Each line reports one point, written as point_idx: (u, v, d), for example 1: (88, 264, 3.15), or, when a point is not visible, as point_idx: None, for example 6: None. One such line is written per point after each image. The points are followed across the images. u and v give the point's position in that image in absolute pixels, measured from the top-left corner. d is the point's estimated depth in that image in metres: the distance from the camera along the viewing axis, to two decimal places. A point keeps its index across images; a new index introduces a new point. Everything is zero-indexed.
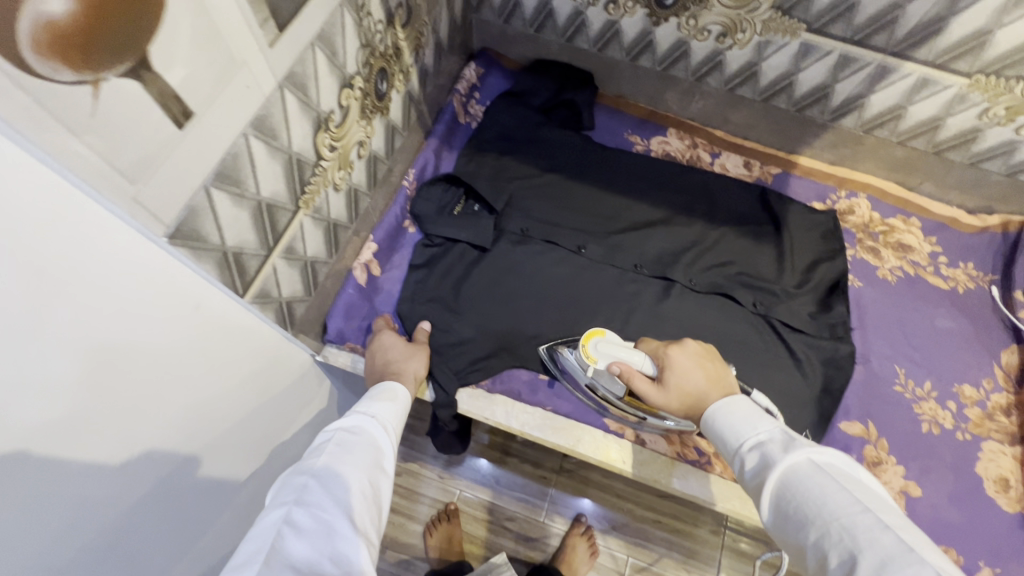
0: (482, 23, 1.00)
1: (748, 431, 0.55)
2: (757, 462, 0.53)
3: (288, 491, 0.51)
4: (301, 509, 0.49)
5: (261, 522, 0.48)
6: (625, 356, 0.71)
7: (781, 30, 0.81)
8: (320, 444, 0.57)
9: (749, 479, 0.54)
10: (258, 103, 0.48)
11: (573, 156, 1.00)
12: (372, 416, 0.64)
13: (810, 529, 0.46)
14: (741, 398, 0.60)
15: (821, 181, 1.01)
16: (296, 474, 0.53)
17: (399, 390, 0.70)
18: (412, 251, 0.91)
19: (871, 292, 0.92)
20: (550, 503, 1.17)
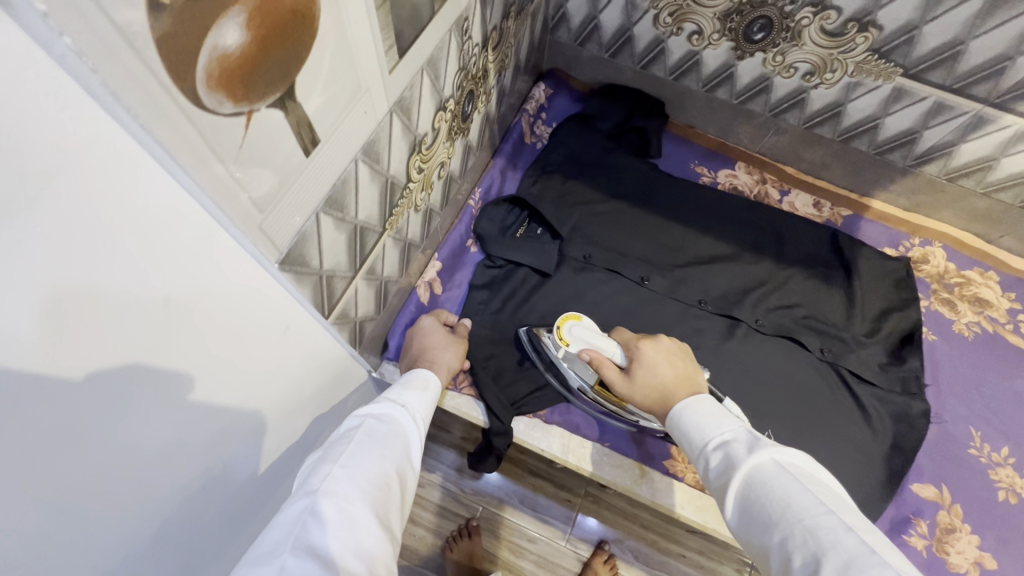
0: (556, 45, 1.00)
1: (712, 432, 0.53)
2: (721, 463, 0.50)
3: (315, 480, 0.48)
4: (327, 500, 0.46)
5: (285, 512, 0.45)
6: (599, 344, 0.71)
7: (874, 73, 0.78)
8: (348, 435, 0.55)
9: (714, 478, 0.51)
10: (371, 128, 0.47)
11: (639, 184, 0.98)
12: (401, 407, 0.62)
13: (775, 530, 0.43)
14: (707, 397, 0.57)
15: (893, 226, 0.99)
16: (324, 463, 0.51)
17: (428, 380, 0.68)
18: (474, 271, 0.91)
19: (946, 347, 0.88)
20: (574, 528, 1.14)
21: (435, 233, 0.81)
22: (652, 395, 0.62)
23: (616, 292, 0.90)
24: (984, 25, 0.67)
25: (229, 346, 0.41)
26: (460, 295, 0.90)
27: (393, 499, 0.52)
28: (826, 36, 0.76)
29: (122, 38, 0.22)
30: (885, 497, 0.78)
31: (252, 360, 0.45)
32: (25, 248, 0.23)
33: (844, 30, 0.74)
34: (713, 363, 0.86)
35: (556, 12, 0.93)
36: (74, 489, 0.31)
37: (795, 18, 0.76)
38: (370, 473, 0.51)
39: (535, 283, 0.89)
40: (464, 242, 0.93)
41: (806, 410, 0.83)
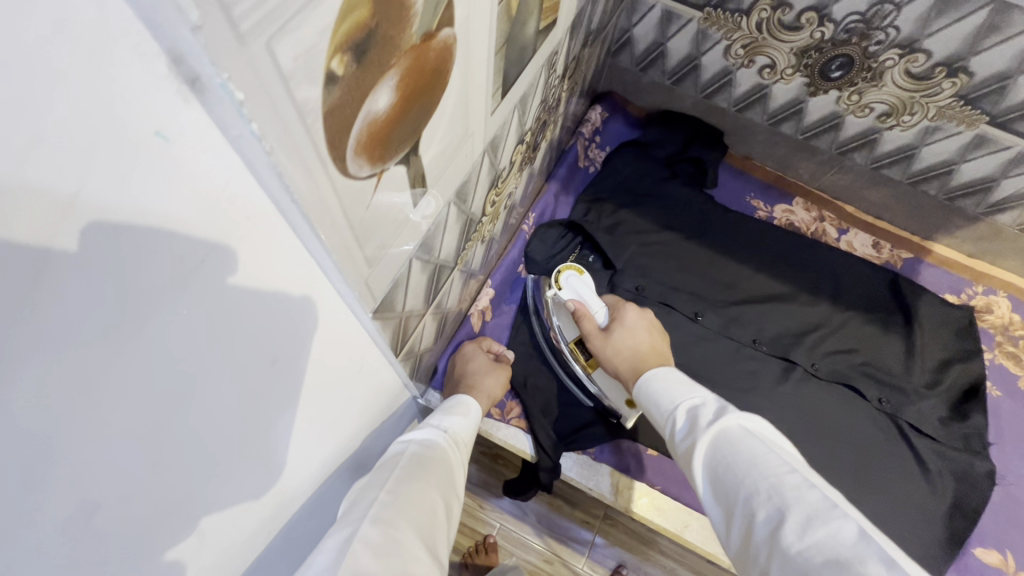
0: (616, 69, 0.98)
1: (679, 399, 0.50)
2: (688, 429, 0.47)
3: (361, 508, 0.48)
4: (376, 528, 0.46)
5: (330, 540, 0.45)
6: (588, 300, 0.69)
7: (956, 119, 0.76)
8: (392, 461, 0.55)
9: (678, 445, 0.48)
10: (467, 170, 0.45)
11: (695, 216, 0.96)
12: (443, 431, 0.61)
13: (737, 489, 0.40)
14: (676, 370, 0.55)
15: (955, 272, 0.95)
16: (370, 490, 0.51)
17: (471, 405, 0.67)
18: (523, 298, 0.89)
19: (1010, 404, 0.86)
20: (591, 551, 1.11)
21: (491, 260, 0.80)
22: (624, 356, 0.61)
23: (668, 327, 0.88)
24: None
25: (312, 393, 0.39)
26: (508, 321, 0.88)
27: (439, 528, 0.50)
28: (910, 79, 0.73)
29: (297, 115, 0.20)
30: (947, 560, 0.75)
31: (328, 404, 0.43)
32: (159, 329, 0.21)
33: (931, 74, 0.71)
34: (769, 407, 0.84)
35: (621, 37, 0.91)
36: (157, 552, 0.29)
37: (879, 59, 0.73)
38: (416, 500, 0.50)
39: None
40: (515, 266, 0.91)
41: (864, 463, 0.80)
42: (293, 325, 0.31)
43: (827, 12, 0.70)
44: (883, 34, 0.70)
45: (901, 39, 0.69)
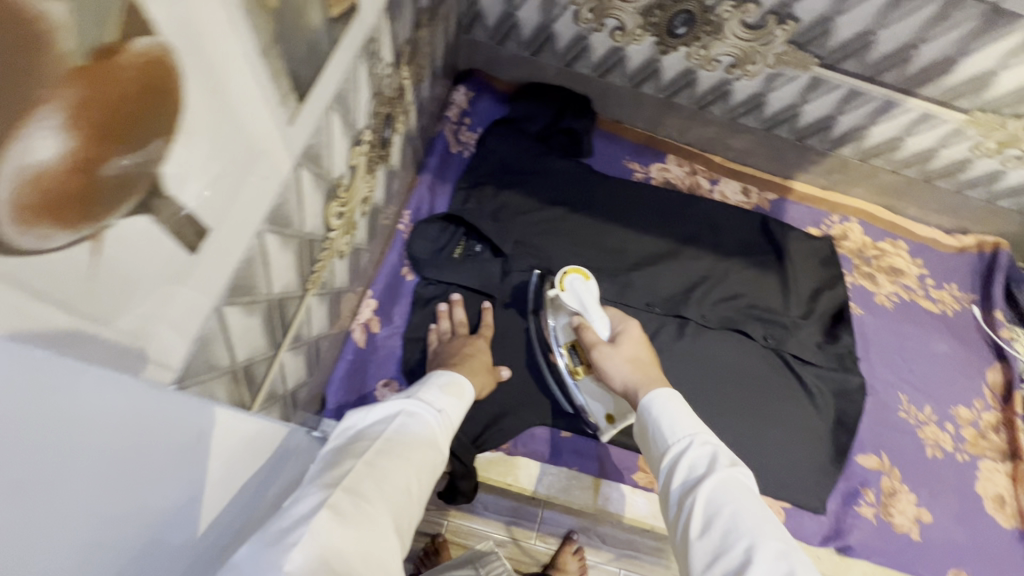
0: (473, 45, 0.92)
1: (697, 425, 0.53)
2: (703, 454, 0.50)
3: (333, 475, 0.46)
4: (346, 496, 0.43)
5: (297, 503, 0.43)
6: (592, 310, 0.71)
7: (793, 64, 0.79)
8: (376, 429, 0.51)
9: (676, 457, 0.51)
10: (275, 191, 0.39)
11: (575, 188, 0.95)
12: (437, 413, 0.57)
13: (710, 538, 0.45)
14: (677, 396, 0.56)
15: (814, 205, 1.02)
16: (345, 457, 0.48)
17: (464, 386, 0.63)
18: (413, 301, 0.83)
19: (871, 319, 0.94)
20: (540, 523, 1.16)
21: (364, 270, 0.73)
22: (630, 364, 0.62)
23: None
24: (891, 17, 0.69)
25: (215, 459, 0.38)
26: (400, 329, 0.81)
27: (408, 513, 0.48)
28: (747, 29, 0.75)
29: None
30: (835, 472, 0.82)
31: (177, 492, 0.34)
32: None
33: (764, 23, 0.74)
34: (669, 366, 0.87)
35: (469, 10, 0.85)
36: None
37: (717, 11, 0.74)
38: (390, 479, 0.47)
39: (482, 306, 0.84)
40: (398, 268, 0.84)
41: (758, 400, 0.85)
42: (38, 445, 0.22)
43: None
44: None
45: None
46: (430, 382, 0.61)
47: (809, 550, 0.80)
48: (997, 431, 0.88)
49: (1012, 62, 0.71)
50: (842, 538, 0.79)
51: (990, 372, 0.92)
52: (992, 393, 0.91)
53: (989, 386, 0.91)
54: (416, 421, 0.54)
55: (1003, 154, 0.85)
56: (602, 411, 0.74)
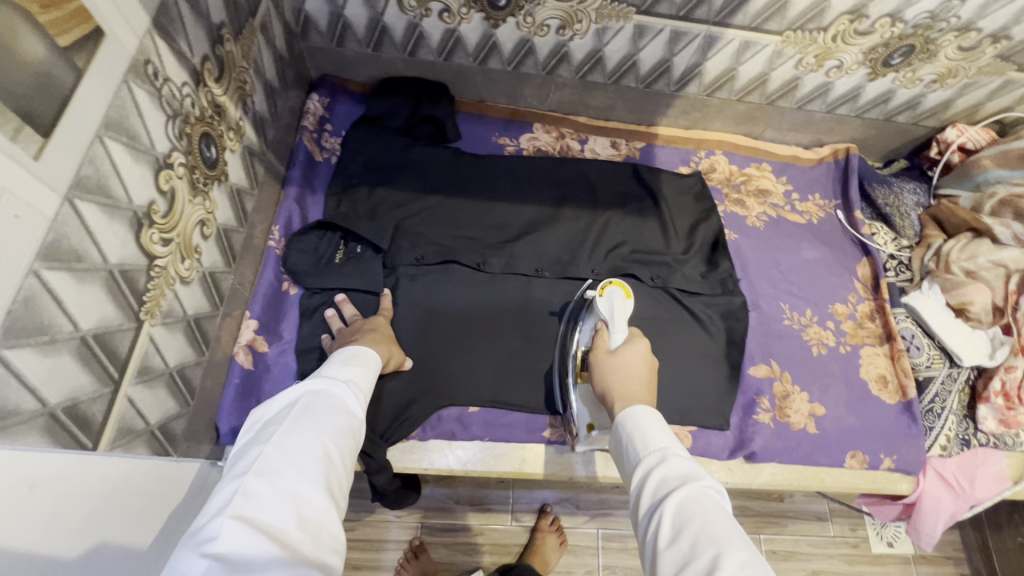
0: (315, 51, 0.92)
1: (670, 441, 0.56)
2: (672, 466, 0.52)
3: (244, 463, 0.46)
4: (260, 478, 0.44)
5: (215, 497, 0.43)
6: (615, 320, 0.75)
7: (614, 16, 0.83)
8: (282, 412, 0.52)
9: (647, 468, 0.54)
10: (43, 228, 0.39)
11: (447, 172, 0.96)
12: (342, 382, 0.58)
13: (682, 544, 0.46)
14: (657, 413, 0.60)
15: (681, 145, 1.07)
16: (254, 444, 0.49)
17: (367, 356, 0.65)
18: (300, 313, 0.82)
19: (746, 241, 1.00)
20: (514, 503, 1.24)
21: (233, 292, 0.73)
22: (616, 374, 0.66)
23: (453, 284, 0.89)
24: None
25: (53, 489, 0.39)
26: (291, 343, 0.80)
27: (336, 475, 0.49)
28: None
29: None
30: (732, 389, 0.87)
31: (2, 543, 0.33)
32: None
33: None
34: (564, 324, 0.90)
35: (297, 18, 0.85)
36: None
37: None
38: (303, 450, 0.48)
39: (370, 304, 0.85)
40: (278, 284, 0.83)
41: (653, 338, 0.89)
42: None
43: None
44: None
45: None
46: (332, 360, 0.62)
47: (718, 464, 0.85)
48: (873, 318, 0.95)
49: None
50: (746, 446, 0.84)
51: (859, 267, 0.99)
52: (863, 285, 0.98)
53: (860, 280, 0.98)
54: (321, 395, 0.55)
55: (825, 66, 0.91)
56: (585, 421, 0.78)
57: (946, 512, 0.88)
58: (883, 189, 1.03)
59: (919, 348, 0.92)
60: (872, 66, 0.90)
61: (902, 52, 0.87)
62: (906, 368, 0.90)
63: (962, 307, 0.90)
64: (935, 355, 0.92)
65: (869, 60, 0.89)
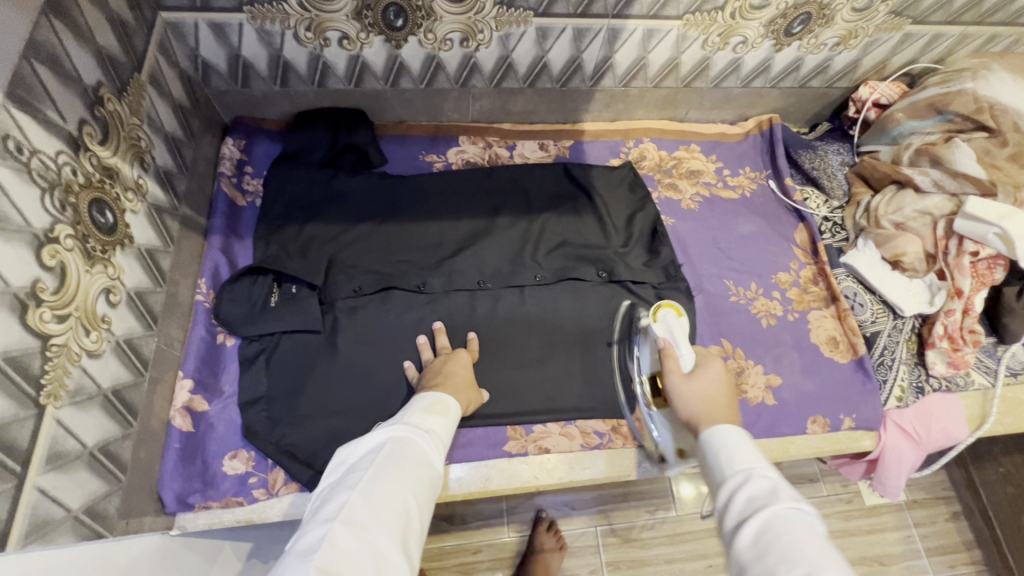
0: (221, 95, 0.90)
1: (757, 459, 0.55)
2: (759, 485, 0.52)
3: (334, 508, 0.55)
4: (347, 528, 0.52)
5: (306, 542, 0.51)
6: (676, 340, 0.78)
7: (514, 22, 0.83)
8: (368, 459, 0.61)
9: (733, 488, 0.53)
10: None
11: (377, 198, 0.95)
12: (425, 432, 0.65)
13: (768, 561, 0.46)
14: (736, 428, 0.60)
15: (610, 137, 1.07)
16: (342, 489, 0.58)
17: (448, 404, 0.71)
18: (239, 365, 0.80)
19: (683, 224, 1.00)
20: (510, 514, 1.22)
21: (158, 354, 0.71)
22: (697, 398, 0.66)
23: (395, 311, 0.88)
24: None
25: None
26: (234, 397, 0.78)
27: (411, 527, 0.56)
28: (452, 3, 0.78)
29: None
30: None
31: None
32: None
33: None
34: (511, 332, 0.89)
35: (194, 65, 0.83)
36: None
37: None
38: (388, 502, 0.56)
39: (310, 343, 0.83)
40: (212, 338, 0.80)
41: (603, 334, 0.91)
42: None
43: None
44: None
45: None
46: (414, 407, 0.69)
47: None
48: (817, 282, 0.96)
49: None
50: None
51: (797, 234, 1.00)
52: (803, 251, 0.99)
53: (800, 246, 1.00)
54: (405, 442, 0.63)
55: (730, 43, 0.92)
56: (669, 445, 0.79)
57: (909, 463, 0.90)
58: (808, 154, 1.05)
59: (862, 305, 0.93)
60: (776, 37, 0.92)
61: (800, 21, 0.89)
62: (853, 326, 0.91)
63: (896, 260, 0.91)
64: (878, 309, 0.93)
65: (771, 32, 0.91)
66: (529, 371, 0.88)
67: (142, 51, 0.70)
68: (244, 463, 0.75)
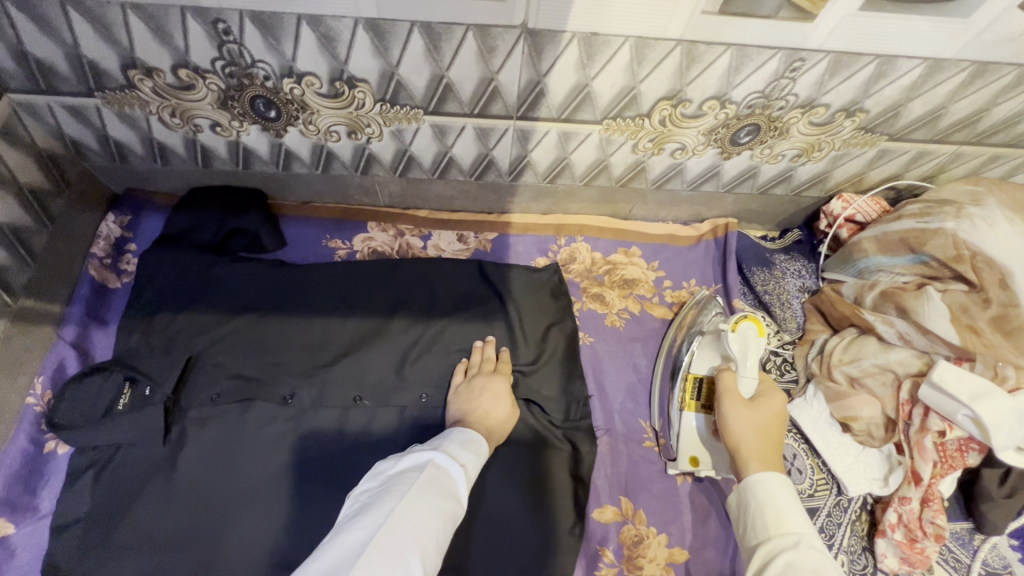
0: (102, 169, 0.83)
1: (807, 526, 0.52)
2: (800, 556, 0.49)
3: (373, 516, 0.52)
4: (387, 535, 0.51)
5: (348, 543, 0.50)
6: (739, 358, 0.69)
7: (403, 118, 0.73)
8: (412, 476, 0.57)
9: (773, 549, 0.51)
10: None
11: (260, 289, 0.84)
12: (462, 467, 0.61)
13: None
14: (789, 480, 0.56)
15: (539, 232, 0.96)
16: (385, 499, 0.54)
17: (481, 444, 0.67)
18: (63, 480, 0.72)
19: (603, 344, 0.88)
20: None
21: None
22: (755, 432, 0.62)
23: (252, 427, 0.77)
24: (443, 59, 0.63)
25: None
26: (46, 519, 0.71)
27: (435, 558, 0.53)
28: (328, 99, 0.69)
29: None
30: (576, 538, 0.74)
31: None
32: None
33: (338, 90, 0.68)
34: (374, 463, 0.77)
35: (61, 142, 0.77)
36: None
37: (286, 90, 0.68)
38: (426, 526, 0.53)
39: (149, 458, 0.74)
40: (39, 446, 0.73)
41: (482, 476, 0.76)
42: None
43: (192, 63, 0.64)
44: (260, 68, 0.65)
45: (279, 69, 0.65)
46: (453, 436, 0.65)
47: None
48: None
49: (592, 72, 0.65)
50: None
51: None
52: None
53: None
54: (443, 470, 0.59)
55: (666, 149, 0.79)
56: (686, 455, 0.77)
57: None
58: (763, 273, 0.91)
59: (802, 471, 0.78)
60: (721, 146, 0.78)
61: (747, 131, 0.75)
62: None
63: (846, 422, 0.76)
64: (819, 479, 0.78)
65: (713, 140, 0.77)
66: None
67: None
68: None
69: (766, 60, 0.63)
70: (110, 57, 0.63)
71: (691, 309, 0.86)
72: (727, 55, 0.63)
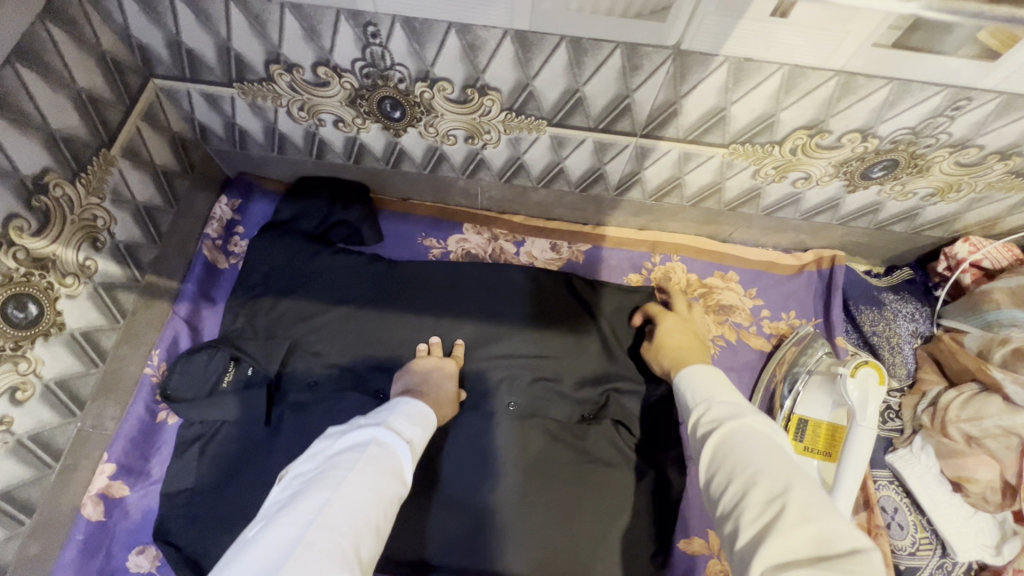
0: (221, 153, 0.86)
1: (713, 390, 0.58)
2: (714, 410, 0.55)
3: (309, 505, 0.50)
4: (323, 530, 0.48)
5: (277, 535, 0.47)
6: (856, 408, 0.69)
7: (524, 128, 0.72)
8: (350, 458, 0.56)
9: (693, 418, 0.56)
10: None
11: (359, 282, 0.85)
12: (404, 443, 0.61)
13: (721, 492, 0.47)
14: (699, 366, 0.62)
15: (633, 248, 0.94)
16: (320, 487, 0.52)
17: (428, 419, 0.67)
18: (172, 449, 0.76)
19: None
20: None
21: (78, 440, 0.70)
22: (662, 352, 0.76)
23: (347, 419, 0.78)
24: (583, 73, 0.62)
25: None
26: (157, 485, 0.75)
27: (378, 538, 0.53)
28: (455, 104, 0.69)
29: None
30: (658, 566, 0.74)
31: None
32: None
33: (468, 96, 0.67)
34: (460, 467, 0.77)
35: (191, 126, 0.80)
36: None
37: (416, 93, 0.68)
38: (365, 510, 0.52)
39: (249, 438, 0.76)
40: (153, 416, 0.77)
41: (560, 489, 0.76)
42: None
43: (332, 62, 0.65)
44: (397, 71, 0.65)
45: (415, 73, 0.65)
46: (398, 411, 0.66)
47: None
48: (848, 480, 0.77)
49: (734, 96, 0.62)
50: None
51: None
52: None
53: None
54: (384, 450, 0.58)
55: (788, 177, 0.76)
56: None
57: None
58: (872, 313, 0.87)
59: (902, 527, 0.74)
60: (849, 179, 0.74)
61: (883, 166, 0.71)
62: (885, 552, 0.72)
63: (959, 482, 0.72)
64: (923, 538, 0.74)
65: (843, 173, 0.73)
66: (474, 522, 0.75)
67: (117, 126, 0.67)
68: (149, 561, 0.71)
69: (929, 97, 0.59)
70: (257, 52, 0.64)
71: (791, 346, 0.82)
72: (887, 89, 0.59)
